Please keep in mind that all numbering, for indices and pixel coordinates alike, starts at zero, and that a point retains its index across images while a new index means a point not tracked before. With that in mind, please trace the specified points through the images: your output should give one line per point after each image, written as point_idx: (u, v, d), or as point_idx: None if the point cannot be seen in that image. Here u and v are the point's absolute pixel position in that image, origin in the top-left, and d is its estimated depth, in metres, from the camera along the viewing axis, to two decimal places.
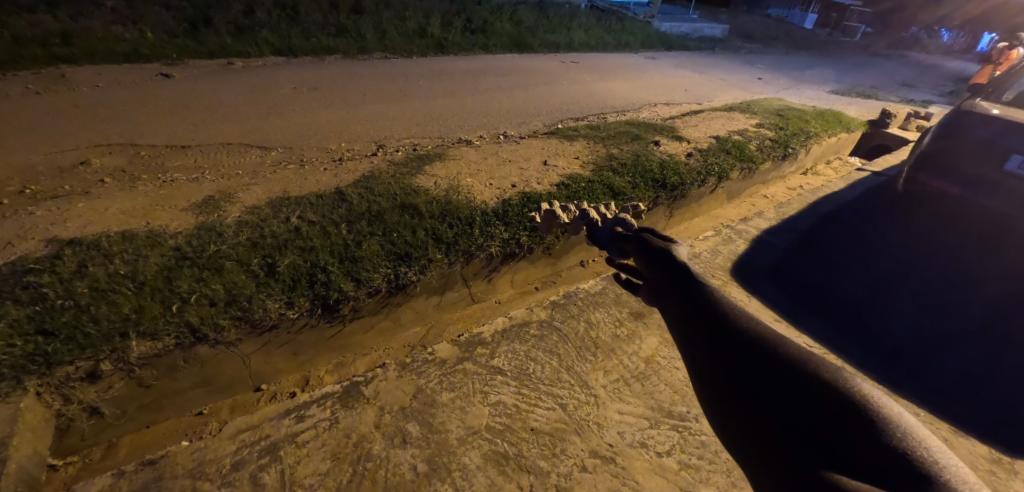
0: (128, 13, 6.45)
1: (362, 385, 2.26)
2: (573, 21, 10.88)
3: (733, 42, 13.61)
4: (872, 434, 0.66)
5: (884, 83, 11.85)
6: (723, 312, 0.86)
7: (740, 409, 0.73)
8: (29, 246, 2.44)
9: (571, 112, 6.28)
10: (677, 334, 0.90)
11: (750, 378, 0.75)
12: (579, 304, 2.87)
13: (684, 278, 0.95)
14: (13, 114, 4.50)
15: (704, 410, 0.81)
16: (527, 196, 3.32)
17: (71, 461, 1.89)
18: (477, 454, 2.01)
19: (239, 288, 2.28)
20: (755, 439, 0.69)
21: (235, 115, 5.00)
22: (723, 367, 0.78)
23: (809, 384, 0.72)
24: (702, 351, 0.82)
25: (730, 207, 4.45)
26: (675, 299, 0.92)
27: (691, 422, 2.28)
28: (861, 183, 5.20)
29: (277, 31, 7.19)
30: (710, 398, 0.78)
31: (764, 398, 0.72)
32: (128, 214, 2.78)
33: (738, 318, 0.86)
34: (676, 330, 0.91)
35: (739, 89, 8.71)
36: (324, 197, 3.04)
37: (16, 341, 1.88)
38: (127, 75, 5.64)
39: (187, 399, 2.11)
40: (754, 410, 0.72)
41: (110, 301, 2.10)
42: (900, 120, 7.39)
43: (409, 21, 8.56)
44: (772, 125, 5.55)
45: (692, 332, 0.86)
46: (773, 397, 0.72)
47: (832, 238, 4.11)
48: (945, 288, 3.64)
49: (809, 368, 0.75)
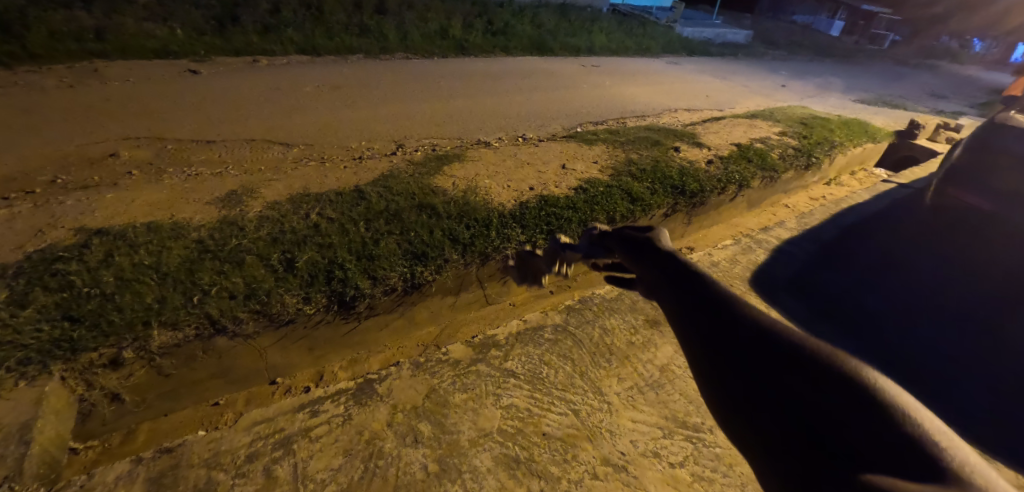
0: (159, 11, 6.62)
1: (376, 383, 2.28)
2: (595, 24, 10.85)
3: (757, 49, 13.44)
4: (873, 422, 0.68)
5: (913, 93, 11.55)
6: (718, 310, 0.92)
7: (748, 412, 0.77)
8: (59, 235, 2.51)
9: (590, 116, 6.26)
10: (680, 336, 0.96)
11: (752, 379, 0.80)
12: (595, 310, 2.85)
13: (684, 281, 1.00)
14: (47, 106, 4.65)
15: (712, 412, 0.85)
16: (545, 199, 3.32)
17: (91, 445, 1.93)
18: (487, 456, 2.00)
19: (258, 282, 2.31)
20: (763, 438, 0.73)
21: (259, 112, 5.10)
22: (723, 370, 0.84)
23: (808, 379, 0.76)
24: (705, 356, 0.87)
25: (750, 215, 4.37)
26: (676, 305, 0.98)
27: (706, 434, 2.24)
28: (887, 195, 5.06)
29: (301, 30, 7.32)
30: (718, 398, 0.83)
31: (765, 396, 0.77)
32: (154, 206, 2.85)
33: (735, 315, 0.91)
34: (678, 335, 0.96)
35: (762, 96, 8.59)
36: (343, 195, 3.07)
37: (44, 326, 1.94)
38: (156, 70, 5.79)
39: (204, 389, 2.15)
40: (755, 411, 0.76)
41: (134, 291, 2.15)
42: (929, 132, 7.20)
43: (431, 22, 8.64)
44: (795, 133, 5.45)
45: (695, 333, 0.91)
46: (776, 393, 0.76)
47: (855, 250, 4.02)
48: (973, 305, 3.54)
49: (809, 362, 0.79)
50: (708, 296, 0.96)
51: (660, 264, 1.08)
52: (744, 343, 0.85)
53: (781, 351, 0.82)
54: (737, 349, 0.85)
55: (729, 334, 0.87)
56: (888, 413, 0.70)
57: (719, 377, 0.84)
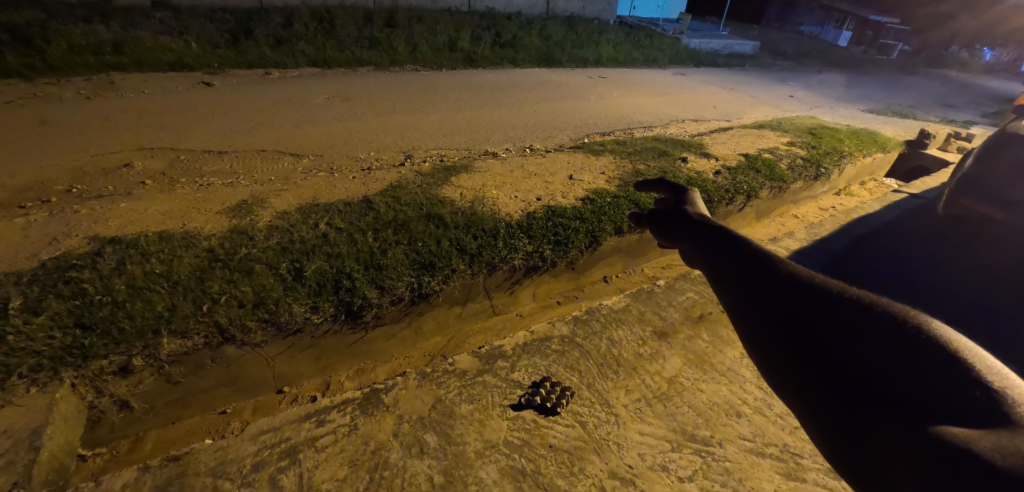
0: (176, 26, 6.80)
1: (383, 392, 2.27)
2: (603, 36, 10.95)
3: (765, 59, 13.46)
4: (931, 386, 0.77)
5: (925, 102, 11.47)
6: (780, 299, 1.02)
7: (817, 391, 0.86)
8: (73, 243, 2.56)
9: (598, 127, 6.27)
10: (739, 325, 1.06)
11: (819, 352, 0.90)
12: (602, 320, 2.83)
13: (746, 274, 1.11)
14: (64, 118, 4.76)
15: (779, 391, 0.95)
16: (551, 210, 3.33)
17: (99, 452, 1.95)
18: (494, 468, 1.98)
19: (267, 291, 2.33)
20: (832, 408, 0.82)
21: (270, 123, 5.18)
22: (786, 355, 0.94)
23: (867, 352, 0.85)
24: (768, 341, 0.98)
25: (760, 226, 4.33)
26: (739, 301, 1.08)
27: (715, 448, 2.19)
28: (897, 205, 4.90)
29: (312, 43, 7.46)
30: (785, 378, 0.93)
31: (831, 367, 0.86)
32: (166, 215, 2.89)
33: (795, 300, 1.00)
34: (737, 324, 1.08)
35: (770, 107, 8.59)
36: (351, 205, 3.10)
37: (56, 333, 1.96)
38: (171, 82, 5.91)
39: (211, 397, 2.16)
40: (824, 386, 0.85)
41: (146, 298, 2.18)
42: (940, 142, 7.13)
43: (440, 35, 8.77)
44: (804, 143, 5.43)
45: (763, 322, 1.01)
46: (843, 362, 0.86)
47: (869, 259, 3.90)
48: (992, 318, 3.44)
49: (868, 337, 0.87)
50: (768, 282, 1.06)
51: (718, 255, 1.20)
52: (811, 327, 0.94)
53: (840, 330, 0.91)
54: (797, 332, 0.95)
55: (790, 323, 0.97)
56: (947, 370, 0.78)
57: (784, 361, 0.94)
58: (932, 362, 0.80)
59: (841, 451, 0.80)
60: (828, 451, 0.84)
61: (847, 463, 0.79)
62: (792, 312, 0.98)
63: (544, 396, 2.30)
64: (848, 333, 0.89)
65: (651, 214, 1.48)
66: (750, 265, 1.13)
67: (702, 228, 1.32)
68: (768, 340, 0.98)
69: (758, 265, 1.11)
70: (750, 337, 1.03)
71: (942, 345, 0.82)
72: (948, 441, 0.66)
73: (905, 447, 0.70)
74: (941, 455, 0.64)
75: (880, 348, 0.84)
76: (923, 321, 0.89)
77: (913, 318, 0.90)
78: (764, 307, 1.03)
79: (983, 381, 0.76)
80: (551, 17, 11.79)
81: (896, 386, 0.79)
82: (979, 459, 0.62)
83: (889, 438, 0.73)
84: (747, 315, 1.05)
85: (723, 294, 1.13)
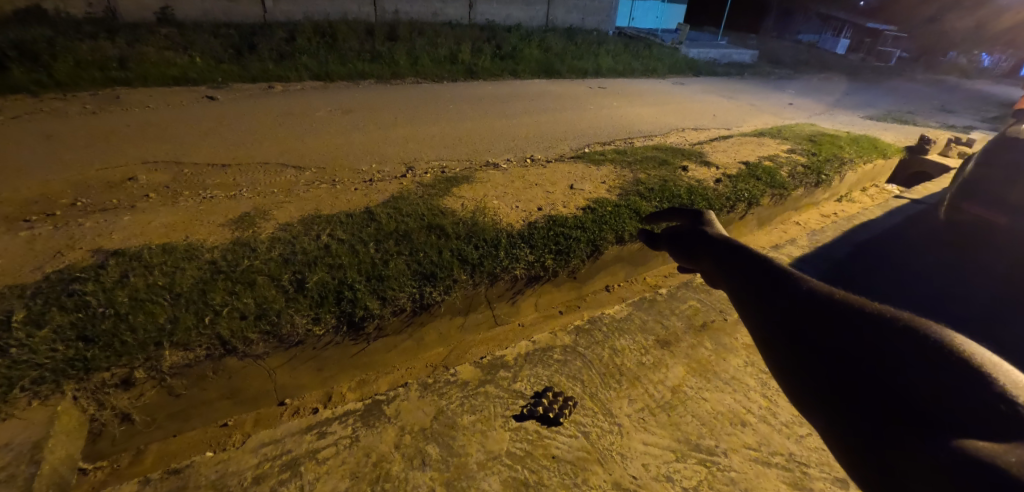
0: (181, 42, 6.93)
1: (384, 404, 2.26)
2: (601, 48, 11.07)
3: (764, 68, 13.54)
4: (956, 399, 0.75)
5: (925, 108, 11.48)
6: (803, 314, 0.99)
7: (838, 405, 0.84)
8: (77, 256, 2.58)
9: (598, 136, 6.31)
10: (761, 342, 1.04)
11: (841, 364, 0.88)
12: (604, 330, 2.82)
13: (767, 292, 1.08)
14: (69, 132, 4.82)
15: (799, 407, 0.94)
16: (553, 220, 3.33)
17: (100, 465, 1.94)
18: (496, 480, 1.96)
19: (269, 303, 2.33)
20: (850, 421, 0.81)
21: (273, 136, 5.22)
22: (805, 369, 0.92)
23: (889, 365, 0.83)
24: (788, 357, 0.97)
25: (761, 233, 4.33)
26: (760, 319, 1.06)
27: (720, 457, 2.17)
28: (899, 212, 4.89)
29: (315, 57, 7.57)
30: (804, 393, 0.91)
31: (850, 380, 0.85)
32: (169, 228, 2.91)
33: (817, 315, 0.98)
34: (758, 339, 1.06)
35: (770, 115, 8.62)
36: (354, 217, 3.12)
37: (59, 345, 1.97)
38: (175, 97, 5.97)
39: (212, 410, 2.15)
40: (842, 399, 0.84)
41: (148, 311, 2.18)
42: (941, 146, 7.11)
43: (441, 48, 8.88)
44: (804, 151, 5.43)
45: (784, 339, 0.99)
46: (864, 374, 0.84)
47: (869, 265, 3.88)
48: (996, 324, 3.39)
49: (891, 350, 0.85)
50: (791, 301, 1.03)
51: (738, 272, 1.18)
52: (834, 341, 0.92)
53: (864, 343, 0.88)
54: (820, 346, 0.93)
55: (810, 339, 0.95)
56: (973, 382, 0.76)
57: (801, 375, 0.92)
58: (956, 374, 0.78)
59: (863, 469, 0.78)
60: (847, 458, 0.82)
61: (861, 467, 0.79)
62: (814, 329, 0.96)
63: (545, 406, 2.28)
64: (868, 347, 0.87)
65: (669, 234, 1.47)
66: (771, 284, 1.10)
67: (719, 244, 1.31)
68: (788, 355, 0.97)
69: (779, 283, 1.09)
70: (769, 350, 1.02)
71: (965, 359, 0.80)
72: (970, 456, 0.65)
73: (928, 460, 0.68)
74: (962, 467, 0.63)
75: (905, 360, 0.82)
76: (944, 333, 0.87)
77: (930, 328, 0.88)
78: (783, 320, 1.01)
79: (1010, 397, 0.74)
80: (550, 29, 11.96)
81: (920, 400, 0.76)
82: (991, 467, 0.61)
83: (910, 450, 0.72)
84: (769, 334, 1.02)
85: (745, 312, 1.11)
